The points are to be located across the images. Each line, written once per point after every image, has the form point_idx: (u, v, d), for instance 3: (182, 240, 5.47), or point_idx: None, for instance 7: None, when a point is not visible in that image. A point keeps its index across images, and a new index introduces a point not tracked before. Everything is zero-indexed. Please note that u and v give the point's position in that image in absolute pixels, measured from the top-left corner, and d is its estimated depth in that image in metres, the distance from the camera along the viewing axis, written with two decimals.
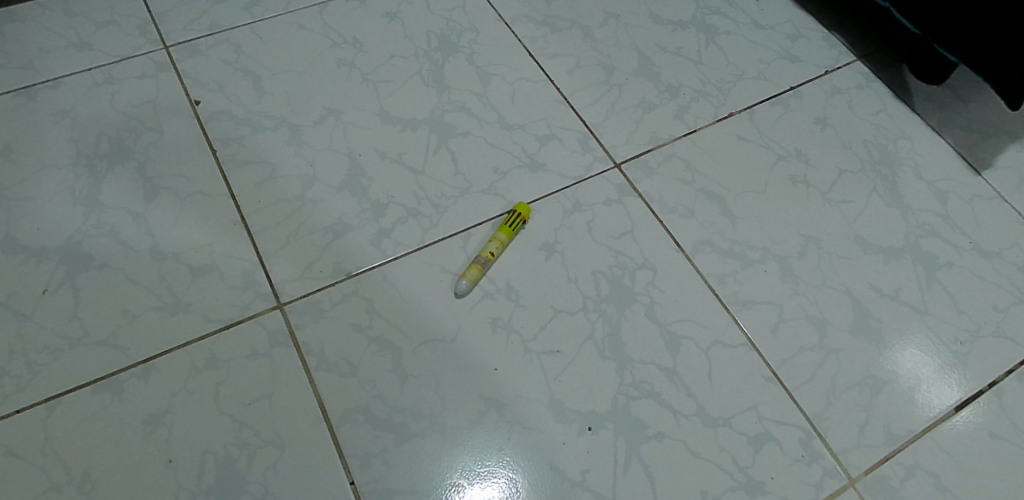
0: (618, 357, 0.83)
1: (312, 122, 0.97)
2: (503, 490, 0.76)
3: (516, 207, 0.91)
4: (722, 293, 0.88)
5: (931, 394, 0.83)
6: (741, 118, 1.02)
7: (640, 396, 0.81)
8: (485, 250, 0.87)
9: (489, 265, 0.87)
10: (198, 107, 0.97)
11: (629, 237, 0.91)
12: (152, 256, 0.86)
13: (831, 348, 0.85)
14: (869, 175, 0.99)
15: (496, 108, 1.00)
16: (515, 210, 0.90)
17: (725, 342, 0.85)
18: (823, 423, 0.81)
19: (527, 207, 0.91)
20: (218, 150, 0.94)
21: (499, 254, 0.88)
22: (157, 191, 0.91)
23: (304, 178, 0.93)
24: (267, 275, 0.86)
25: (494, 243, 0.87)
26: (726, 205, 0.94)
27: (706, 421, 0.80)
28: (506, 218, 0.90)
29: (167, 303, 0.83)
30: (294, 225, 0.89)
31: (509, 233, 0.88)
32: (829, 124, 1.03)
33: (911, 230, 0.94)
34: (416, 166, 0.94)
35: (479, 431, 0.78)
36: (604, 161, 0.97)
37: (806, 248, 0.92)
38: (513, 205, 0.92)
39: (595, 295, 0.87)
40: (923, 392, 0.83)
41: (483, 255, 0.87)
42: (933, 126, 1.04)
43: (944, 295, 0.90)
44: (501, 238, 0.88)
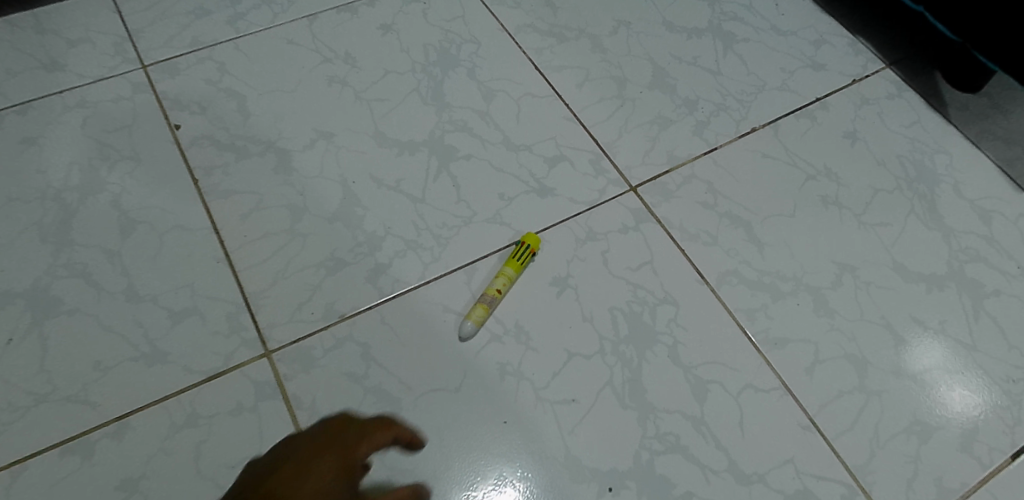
0: (640, 406, 0.76)
1: (301, 147, 0.89)
2: None
3: (524, 237, 0.83)
4: (751, 331, 0.81)
5: (962, 412, 0.78)
6: (766, 132, 0.94)
7: (666, 450, 0.74)
8: (490, 288, 0.80)
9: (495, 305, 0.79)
10: (179, 132, 0.90)
11: (648, 269, 0.83)
12: (128, 300, 0.79)
13: (872, 390, 0.78)
14: (907, 194, 0.90)
15: (501, 128, 0.92)
16: (523, 242, 0.82)
17: (757, 386, 0.78)
18: (867, 477, 0.74)
19: (537, 238, 0.83)
20: (200, 180, 0.86)
21: (507, 291, 0.80)
22: (133, 225, 0.83)
23: (293, 210, 0.85)
24: (253, 319, 0.78)
25: (500, 280, 0.80)
26: (753, 230, 0.87)
27: (739, 478, 0.74)
28: (514, 250, 0.82)
29: (144, 353, 0.76)
30: (282, 261, 0.82)
31: (517, 267, 0.81)
32: (860, 138, 0.94)
33: (955, 255, 0.86)
34: (415, 193, 0.87)
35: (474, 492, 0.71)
36: (619, 184, 0.89)
37: (841, 278, 0.84)
38: (522, 236, 0.84)
39: (613, 335, 0.79)
40: (955, 410, 0.78)
41: (488, 293, 0.79)
42: (972, 138, 0.95)
43: (994, 326, 0.82)
44: (509, 272, 0.80)
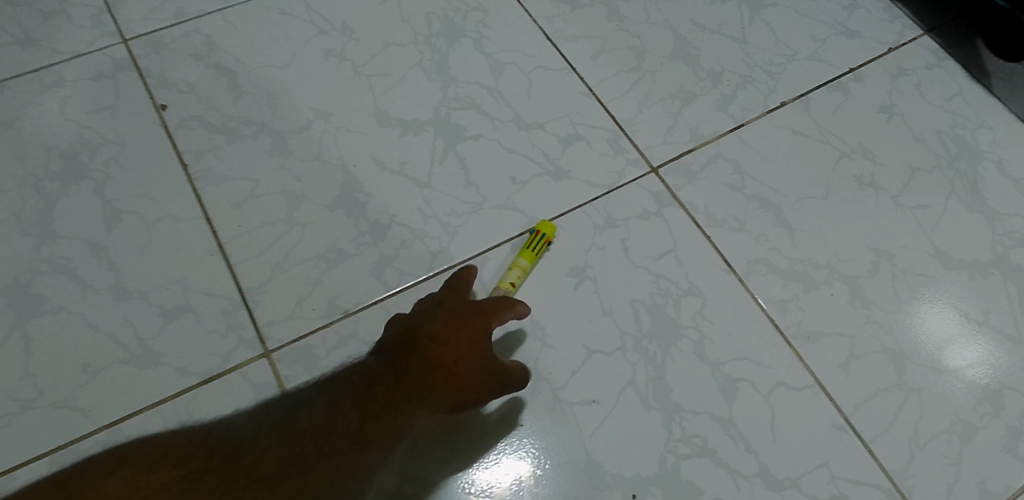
0: (664, 406, 0.72)
1: (297, 128, 0.83)
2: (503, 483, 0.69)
3: (538, 225, 0.77)
4: (782, 324, 0.76)
5: (984, 382, 0.74)
6: (795, 106, 0.87)
7: (693, 454, 0.70)
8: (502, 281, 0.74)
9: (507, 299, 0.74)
10: (165, 113, 0.83)
11: (671, 258, 0.78)
12: (116, 297, 0.74)
13: (911, 387, 0.74)
14: (947, 174, 0.84)
15: (511, 104, 0.86)
16: (538, 231, 0.76)
17: (788, 383, 0.73)
18: (906, 481, 0.70)
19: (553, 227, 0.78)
20: (190, 165, 0.81)
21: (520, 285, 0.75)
22: (119, 216, 0.78)
23: (291, 197, 0.79)
24: (251, 316, 0.74)
25: (514, 272, 0.74)
26: (783, 214, 0.81)
27: (771, 482, 0.70)
28: (527, 239, 0.77)
29: (135, 354, 0.71)
30: (280, 254, 0.77)
31: (531, 258, 0.75)
32: (896, 113, 0.87)
33: (998, 239, 0.81)
34: (420, 177, 0.81)
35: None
36: (639, 165, 0.83)
37: (877, 265, 0.79)
38: (536, 224, 0.78)
39: (635, 330, 0.75)
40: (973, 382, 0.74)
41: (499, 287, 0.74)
42: (1016, 112, 0.88)
43: None
44: (523, 264, 0.75)
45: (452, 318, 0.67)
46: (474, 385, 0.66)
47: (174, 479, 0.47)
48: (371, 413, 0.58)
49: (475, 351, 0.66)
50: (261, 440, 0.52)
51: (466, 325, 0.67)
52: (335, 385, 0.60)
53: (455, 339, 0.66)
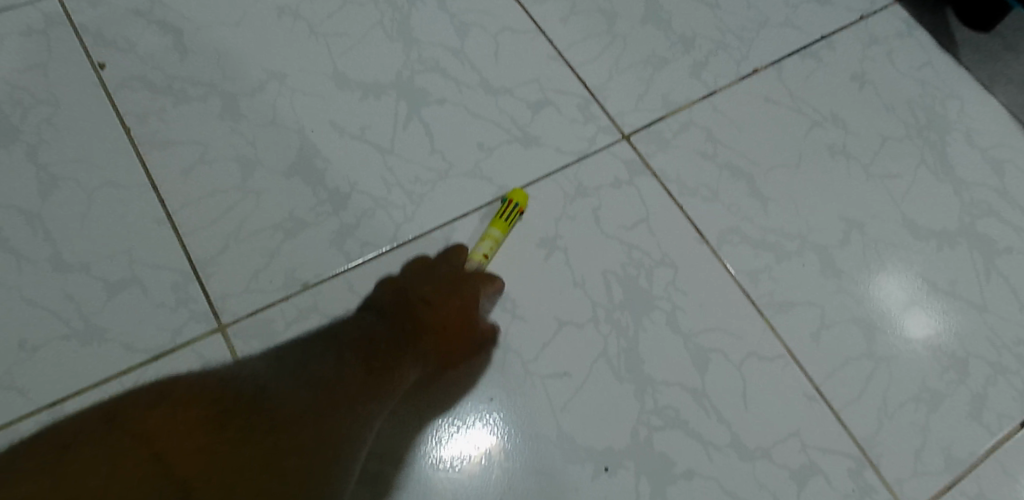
0: (637, 378, 0.70)
1: (250, 90, 0.78)
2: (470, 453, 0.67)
3: (511, 194, 0.75)
4: (754, 294, 0.75)
5: (949, 350, 0.75)
6: (768, 74, 0.86)
7: (665, 425, 0.69)
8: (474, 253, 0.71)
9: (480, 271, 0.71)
10: (103, 73, 0.77)
11: (643, 227, 0.76)
12: (55, 270, 0.69)
13: (881, 356, 0.74)
14: (917, 143, 0.84)
15: (477, 68, 0.82)
16: (511, 200, 0.74)
17: (760, 353, 0.72)
18: (875, 449, 0.70)
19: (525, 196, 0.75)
20: (132, 128, 0.75)
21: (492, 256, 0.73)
22: (56, 183, 0.72)
23: (244, 163, 0.75)
24: (203, 289, 0.70)
25: (487, 244, 0.72)
26: (755, 183, 0.80)
27: (742, 453, 0.69)
28: (500, 208, 0.74)
29: (77, 330, 0.67)
30: (234, 223, 0.72)
31: (504, 228, 0.73)
32: (868, 81, 0.86)
33: (966, 209, 0.81)
34: (383, 143, 0.77)
35: (454, 475, 0.66)
36: (611, 132, 0.80)
37: (848, 235, 0.78)
38: (507, 192, 0.76)
39: (607, 301, 0.73)
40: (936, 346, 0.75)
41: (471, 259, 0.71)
42: (984, 82, 0.88)
43: (1005, 286, 0.78)
44: (496, 235, 0.72)
45: (443, 282, 0.69)
46: (462, 346, 0.68)
47: (202, 420, 0.49)
48: (372, 365, 0.60)
49: (467, 317, 0.68)
50: (279, 387, 0.54)
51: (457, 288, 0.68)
52: (340, 342, 0.62)
53: (448, 301, 0.67)
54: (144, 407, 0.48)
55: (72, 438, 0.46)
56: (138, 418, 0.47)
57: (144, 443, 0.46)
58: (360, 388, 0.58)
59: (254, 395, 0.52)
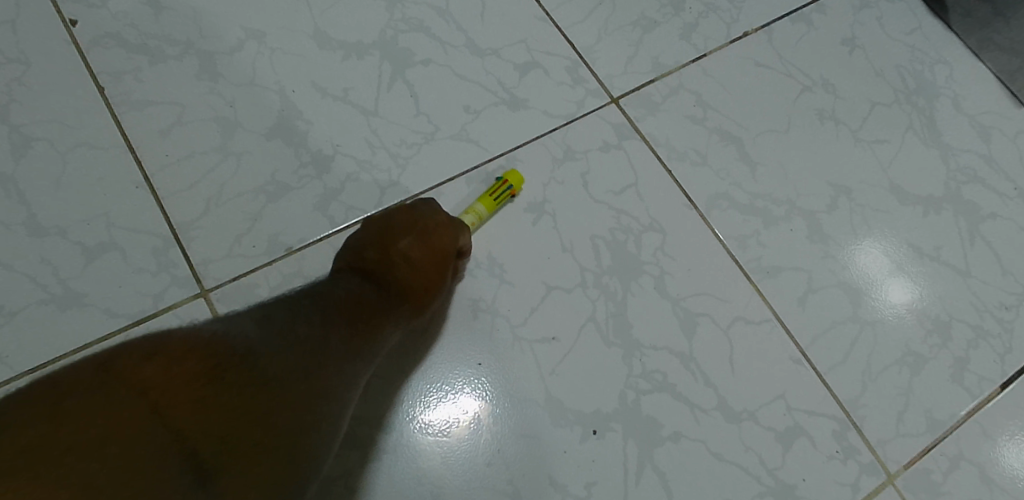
0: (625, 343, 0.70)
1: (228, 49, 0.76)
2: (458, 418, 0.66)
3: (506, 174, 0.73)
4: (742, 259, 0.75)
5: (932, 314, 0.75)
6: (758, 37, 0.84)
7: (653, 389, 0.69)
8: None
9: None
10: (74, 29, 0.74)
11: (632, 192, 0.75)
12: (30, 234, 0.67)
13: (866, 320, 0.74)
14: (905, 109, 0.83)
15: (463, 28, 0.80)
16: (504, 179, 0.72)
17: (748, 318, 0.73)
18: (859, 411, 0.71)
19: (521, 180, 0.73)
20: (107, 88, 0.73)
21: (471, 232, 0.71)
22: (28, 144, 0.70)
23: (224, 125, 0.73)
24: (184, 253, 0.68)
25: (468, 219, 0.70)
26: (744, 148, 0.79)
27: (729, 416, 0.69)
28: (492, 186, 0.72)
29: (55, 295, 0.66)
30: (215, 186, 0.71)
31: (490, 207, 0.71)
32: (857, 46, 0.86)
33: (952, 175, 0.81)
34: (367, 105, 0.76)
35: (443, 439, 0.66)
36: (599, 95, 0.79)
37: (836, 200, 0.78)
38: (505, 172, 0.74)
39: (595, 266, 0.72)
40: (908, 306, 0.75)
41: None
42: (972, 48, 0.87)
43: (989, 251, 0.78)
44: (479, 211, 0.70)
45: (419, 230, 0.65)
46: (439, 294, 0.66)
47: (199, 371, 0.43)
48: (359, 322, 0.57)
49: (443, 266, 0.65)
50: (269, 344, 0.48)
51: (436, 236, 0.66)
52: (324, 297, 0.58)
53: (426, 249, 0.65)
54: (131, 358, 0.41)
55: (65, 381, 0.39)
56: (136, 367, 0.41)
57: (143, 394, 0.40)
58: (350, 345, 0.55)
59: (246, 351, 0.46)
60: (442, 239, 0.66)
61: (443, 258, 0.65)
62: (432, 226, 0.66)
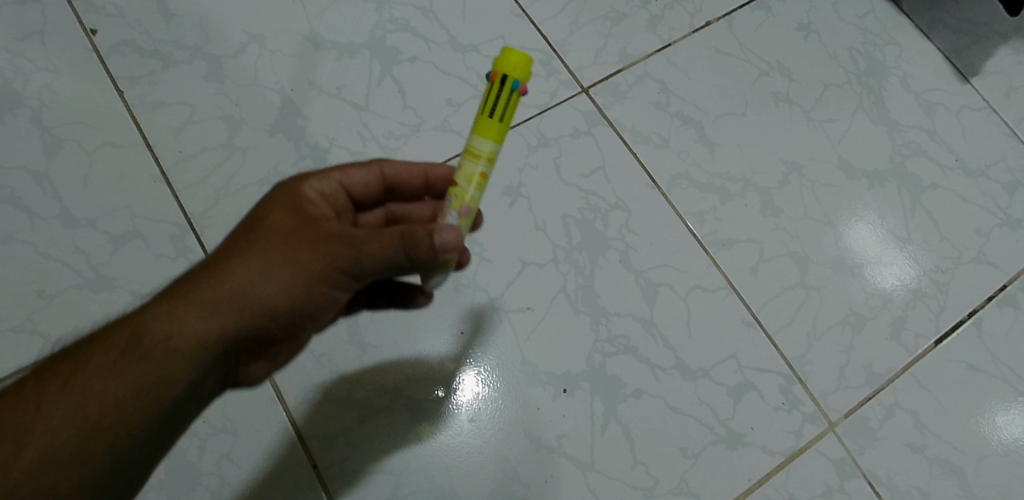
0: (592, 310, 0.79)
1: (232, 53, 0.84)
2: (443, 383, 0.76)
3: (499, 72, 0.54)
4: (700, 233, 0.82)
5: (873, 279, 0.83)
6: (719, 26, 0.91)
7: (618, 352, 0.78)
8: (458, 180, 0.57)
9: (454, 212, 0.57)
10: (95, 38, 0.82)
11: (600, 175, 0.83)
12: (63, 225, 0.76)
13: (812, 285, 0.82)
14: (856, 89, 0.90)
15: (445, 26, 0.87)
16: (499, 85, 0.54)
17: (704, 286, 0.81)
18: (803, 367, 0.79)
19: (528, 68, 0.55)
20: (126, 91, 0.81)
21: (485, 178, 0.57)
22: (58, 144, 0.79)
23: (230, 122, 0.81)
24: (199, 240, 0.77)
25: (471, 165, 0.56)
26: (704, 130, 0.86)
27: (685, 374, 0.78)
28: (486, 99, 0.55)
29: (87, 280, 0.75)
30: (223, 179, 0.79)
31: (496, 136, 0.55)
32: (813, 31, 0.92)
33: (897, 149, 0.88)
34: (359, 101, 0.83)
35: (430, 400, 0.75)
36: (571, 86, 0.86)
37: (788, 177, 0.86)
38: (495, 65, 0.55)
39: (566, 243, 0.80)
40: (894, 280, 0.83)
41: (454, 189, 0.57)
42: (922, 29, 0.93)
43: (928, 220, 0.86)
44: (486, 148, 0.56)
45: (270, 206, 0.58)
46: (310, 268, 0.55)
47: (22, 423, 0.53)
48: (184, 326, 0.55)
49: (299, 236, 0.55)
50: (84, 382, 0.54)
51: (281, 211, 0.57)
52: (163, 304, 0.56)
53: (271, 227, 0.56)
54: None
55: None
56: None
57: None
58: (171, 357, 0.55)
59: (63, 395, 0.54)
60: (291, 214, 0.57)
61: (296, 232, 0.56)
62: (284, 200, 0.58)
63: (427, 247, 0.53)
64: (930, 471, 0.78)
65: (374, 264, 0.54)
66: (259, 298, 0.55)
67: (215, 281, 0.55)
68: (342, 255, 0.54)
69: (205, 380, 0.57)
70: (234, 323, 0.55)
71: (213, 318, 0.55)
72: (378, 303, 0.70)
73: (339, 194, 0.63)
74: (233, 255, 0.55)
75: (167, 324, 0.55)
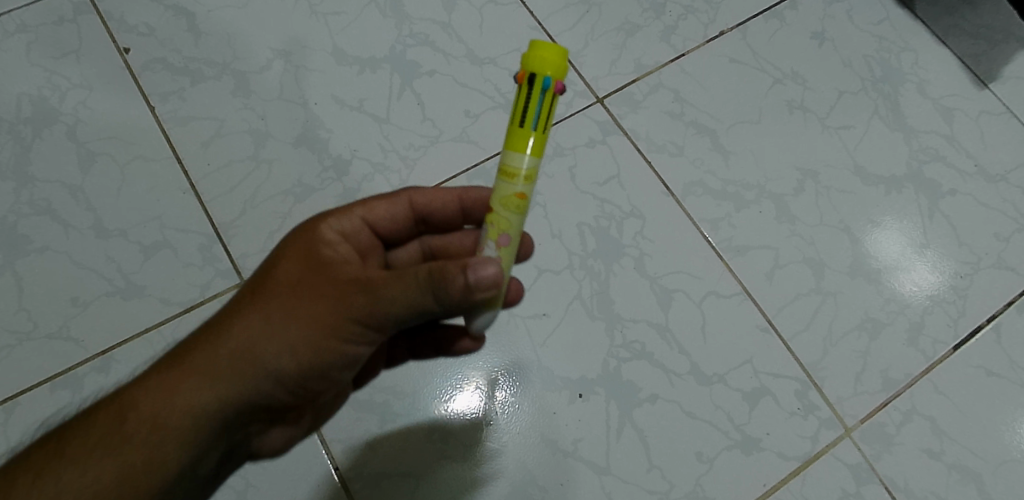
0: (608, 316, 0.80)
1: (258, 68, 0.87)
2: (462, 389, 0.77)
3: (532, 71, 0.54)
4: (714, 239, 0.83)
5: (890, 285, 0.83)
6: (734, 36, 0.92)
7: (633, 357, 0.79)
8: (495, 204, 0.56)
9: (492, 244, 0.56)
10: (128, 56, 0.86)
11: (615, 183, 0.85)
12: (97, 236, 0.80)
13: (828, 291, 0.82)
14: (871, 96, 0.91)
15: (464, 40, 0.90)
16: (536, 87, 0.53)
17: (719, 292, 0.81)
18: (819, 373, 0.80)
19: (561, 64, 0.54)
20: (157, 107, 0.84)
21: (521, 199, 0.56)
22: (93, 159, 0.82)
23: (256, 135, 0.84)
24: (226, 249, 0.80)
25: (506, 184, 0.55)
26: (718, 139, 0.87)
27: (700, 379, 0.79)
28: (523, 103, 0.54)
29: (119, 288, 0.78)
30: (249, 191, 0.82)
31: (539, 141, 0.55)
32: (828, 39, 0.93)
33: (914, 155, 0.88)
34: (380, 113, 0.86)
35: (449, 405, 0.77)
36: (586, 96, 0.88)
37: (803, 184, 0.86)
38: (525, 63, 0.54)
39: (581, 250, 0.82)
40: (916, 287, 0.83)
41: (496, 213, 0.56)
42: (939, 35, 0.93)
43: (946, 225, 0.86)
44: (528, 161, 0.55)
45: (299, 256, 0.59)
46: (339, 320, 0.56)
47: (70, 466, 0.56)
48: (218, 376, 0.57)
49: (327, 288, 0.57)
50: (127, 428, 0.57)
51: (292, 261, 0.59)
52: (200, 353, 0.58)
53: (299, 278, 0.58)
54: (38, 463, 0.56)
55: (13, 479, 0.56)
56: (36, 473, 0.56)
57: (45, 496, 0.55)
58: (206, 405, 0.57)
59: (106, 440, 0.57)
60: (317, 263, 0.59)
61: (323, 284, 0.57)
62: (304, 248, 0.60)
63: (461, 286, 0.52)
64: (948, 478, 0.77)
65: (402, 311, 0.54)
66: (287, 350, 0.56)
67: (224, 339, 0.57)
68: (362, 301, 0.55)
69: (225, 430, 0.60)
70: (252, 378, 0.57)
71: (246, 368, 0.57)
72: (424, 351, 0.73)
73: (362, 232, 0.64)
74: (263, 307, 0.57)
75: (201, 373, 0.57)
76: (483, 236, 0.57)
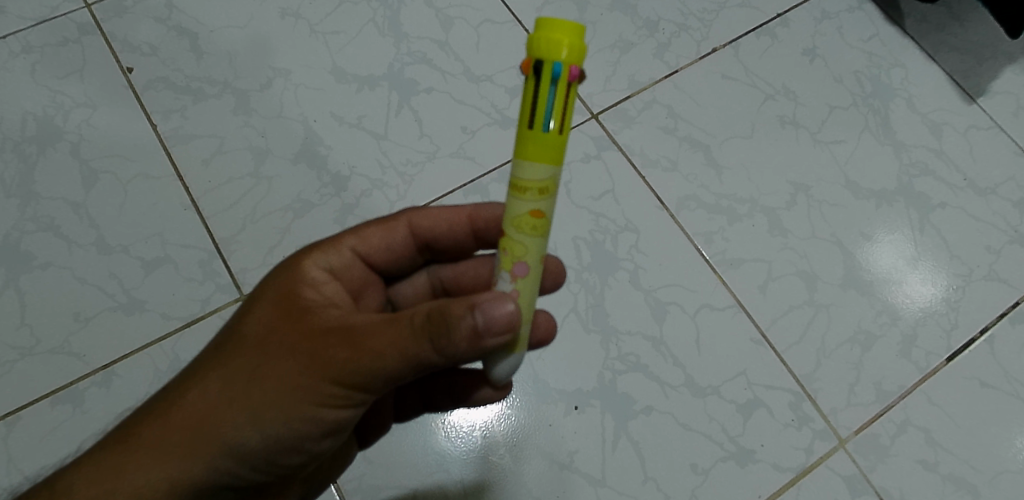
0: (603, 329, 0.81)
1: (259, 87, 0.88)
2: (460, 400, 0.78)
3: (541, 57, 0.49)
4: (707, 253, 0.84)
5: (882, 298, 0.84)
6: (726, 52, 0.94)
7: (628, 369, 0.80)
8: (510, 223, 0.53)
9: (506, 275, 0.53)
10: (131, 76, 0.88)
11: (609, 198, 0.86)
12: (100, 252, 0.81)
13: (821, 303, 0.83)
14: (862, 111, 0.92)
15: (461, 58, 0.91)
16: (546, 77, 0.49)
17: (713, 305, 0.82)
18: (813, 385, 0.80)
19: (573, 46, 0.49)
20: (159, 125, 0.86)
21: (536, 217, 0.52)
22: (96, 176, 0.84)
23: (256, 153, 0.85)
24: (226, 264, 0.81)
25: (518, 201, 0.52)
26: (711, 153, 0.89)
27: (695, 391, 0.79)
28: (534, 96, 0.50)
29: (120, 303, 0.79)
30: (249, 207, 0.83)
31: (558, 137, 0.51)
32: (818, 56, 0.94)
33: (905, 169, 0.90)
34: (378, 130, 0.87)
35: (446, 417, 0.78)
36: (581, 112, 0.89)
37: (795, 198, 0.87)
38: (531, 48, 0.50)
39: (576, 264, 0.83)
40: (909, 299, 0.84)
41: (514, 237, 0.53)
42: (928, 51, 0.95)
43: (938, 238, 0.87)
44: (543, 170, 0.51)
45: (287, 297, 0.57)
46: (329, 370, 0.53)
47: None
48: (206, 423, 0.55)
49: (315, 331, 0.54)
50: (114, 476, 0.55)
51: (283, 300, 0.57)
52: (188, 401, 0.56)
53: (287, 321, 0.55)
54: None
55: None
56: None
57: None
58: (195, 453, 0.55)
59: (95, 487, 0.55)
60: (306, 304, 0.56)
61: (311, 329, 0.54)
62: (293, 286, 0.58)
63: (462, 338, 0.50)
64: (942, 488, 0.78)
65: (398, 364, 0.51)
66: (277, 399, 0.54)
67: (215, 383, 0.55)
68: (356, 351, 0.52)
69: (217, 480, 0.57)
70: (243, 426, 0.54)
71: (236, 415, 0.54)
72: (437, 398, 0.71)
73: (356, 263, 0.64)
74: (252, 350, 0.55)
75: (189, 418, 0.55)
76: (499, 265, 0.54)
